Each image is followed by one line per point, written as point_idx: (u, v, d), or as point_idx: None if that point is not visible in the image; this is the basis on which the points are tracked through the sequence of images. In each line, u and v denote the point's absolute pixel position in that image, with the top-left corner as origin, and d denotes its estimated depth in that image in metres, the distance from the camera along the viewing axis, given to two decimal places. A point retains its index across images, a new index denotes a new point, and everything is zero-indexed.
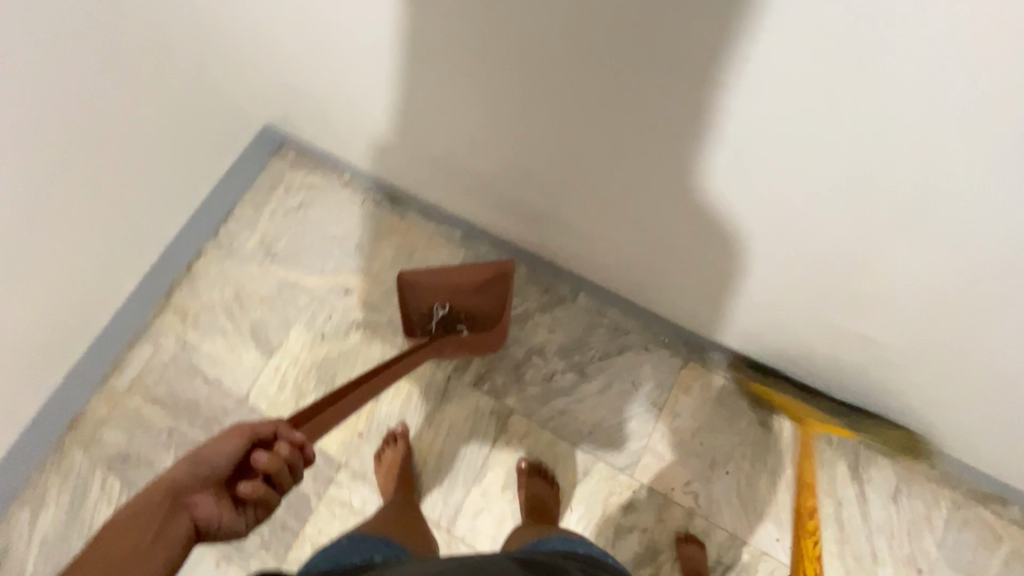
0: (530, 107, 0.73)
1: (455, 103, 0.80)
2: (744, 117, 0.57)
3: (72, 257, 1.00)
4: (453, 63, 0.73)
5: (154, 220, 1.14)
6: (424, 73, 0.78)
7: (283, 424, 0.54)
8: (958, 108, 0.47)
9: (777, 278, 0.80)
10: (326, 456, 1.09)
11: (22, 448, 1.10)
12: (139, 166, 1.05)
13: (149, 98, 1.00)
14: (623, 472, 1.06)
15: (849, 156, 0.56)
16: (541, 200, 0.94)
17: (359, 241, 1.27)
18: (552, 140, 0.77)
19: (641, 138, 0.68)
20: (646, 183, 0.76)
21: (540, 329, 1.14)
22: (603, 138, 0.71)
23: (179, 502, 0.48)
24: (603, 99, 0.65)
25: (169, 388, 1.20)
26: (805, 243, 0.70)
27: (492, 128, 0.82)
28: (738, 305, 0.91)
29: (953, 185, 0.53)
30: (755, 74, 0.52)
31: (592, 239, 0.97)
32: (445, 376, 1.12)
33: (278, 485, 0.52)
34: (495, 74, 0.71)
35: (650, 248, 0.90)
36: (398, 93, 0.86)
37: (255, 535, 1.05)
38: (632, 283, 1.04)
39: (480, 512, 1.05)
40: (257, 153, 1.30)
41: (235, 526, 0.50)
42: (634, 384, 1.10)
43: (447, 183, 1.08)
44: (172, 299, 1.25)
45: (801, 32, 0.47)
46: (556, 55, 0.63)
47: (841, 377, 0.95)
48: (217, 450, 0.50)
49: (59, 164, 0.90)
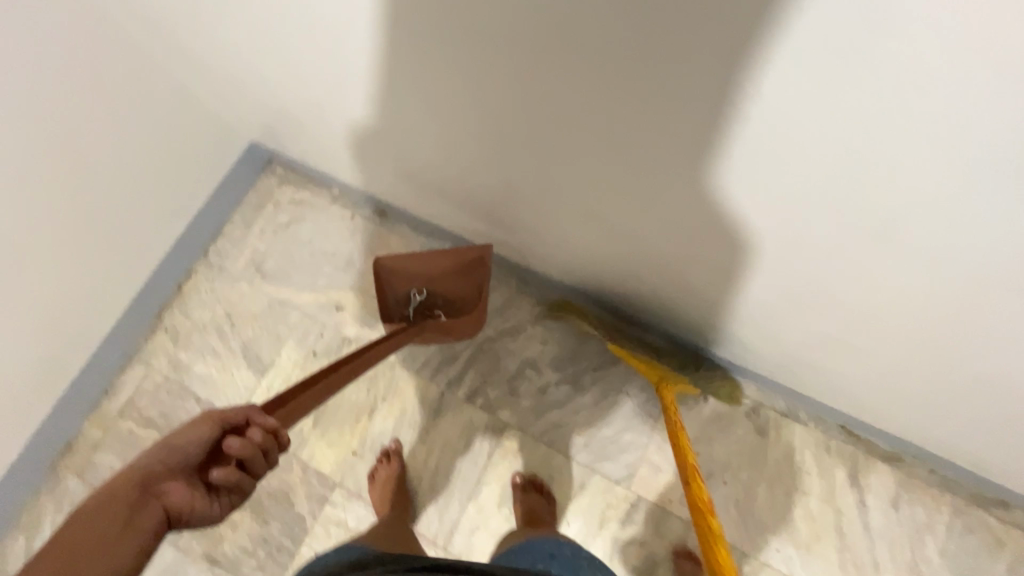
0: (520, 122, 0.73)
1: (440, 116, 0.80)
2: (730, 131, 0.57)
3: (64, 283, 1.00)
4: (433, 77, 0.73)
5: (141, 242, 1.14)
6: (404, 86, 0.78)
7: (255, 411, 0.54)
8: (933, 127, 0.46)
9: (763, 282, 0.79)
10: (320, 476, 1.08)
11: (16, 475, 1.09)
12: (128, 188, 1.05)
13: (133, 119, 1.00)
14: (619, 484, 1.04)
15: (830, 169, 0.56)
16: (529, 211, 0.94)
17: (349, 256, 1.26)
18: (539, 151, 0.77)
19: (625, 148, 0.68)
20: (635, 195, 0.76)
21: (533, 341, 1.13)
22: (588, 150, 0.72)
23: (150, 491, 0.48)
24: (588, 112, 0.65)
25: (162, 410, 1.19)
26: (806, 254, 0.69)
27: (479, 141, 0.82)
28: (735, 315, 0.91)
29: (932, 199, 0.53)
30: (738, 90, 0.52)
31: (582, 250, 0.97)
32: (438, 391, 1.11)
33: (252, 471, 0.52)
34: (478, 90, 0.71)
35: (639, 257, 0.90)
36: (380, 106, 0.86)
37: (251, 557, 1.04)
38: (622, 291, 1.03)
39: (476, 528, 1.04)
40: (245, 170, 1.29)
41: (210, 512, 0.50)
42: (630, 395, 1.09)
43: (435, 196, 1.07)
44: (163, 320, 1.24)
45: (780, 51, 0.46)
46: (537, 71, 0.63)
47: (836, 383, 0.94)
48: (186, 437, 0.51)
49: (38, 191, 0.89)
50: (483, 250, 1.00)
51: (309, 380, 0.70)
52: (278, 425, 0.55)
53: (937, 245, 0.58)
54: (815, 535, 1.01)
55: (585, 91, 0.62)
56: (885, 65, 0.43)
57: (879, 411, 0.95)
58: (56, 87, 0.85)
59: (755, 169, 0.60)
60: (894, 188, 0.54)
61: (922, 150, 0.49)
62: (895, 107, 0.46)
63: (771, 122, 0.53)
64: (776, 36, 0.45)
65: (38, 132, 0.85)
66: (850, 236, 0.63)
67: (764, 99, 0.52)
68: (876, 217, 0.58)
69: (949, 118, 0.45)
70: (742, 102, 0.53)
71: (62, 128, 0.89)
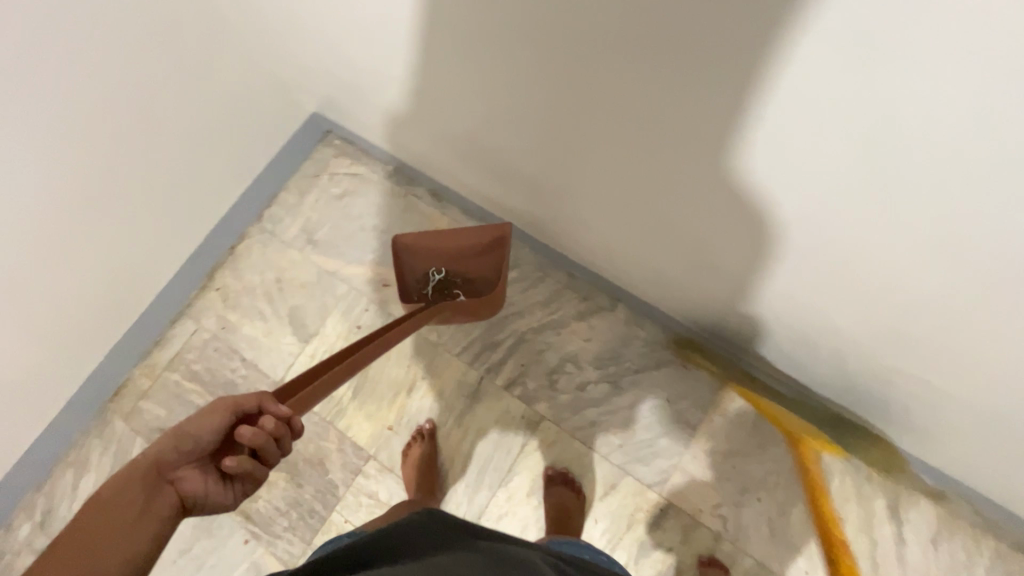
0: (560, 107, 0.72)
1: (483, 95, 0.80)
2: (773, 137, 0.55)
3: (125, 237, 1.04)
4: (478, 56, 0.72)
5: (200, 203, 1.16)
6: (454, 66, 0.78)
7: (268, 399, 0.55)
8: (988, 147, 0.43)
9: (805, 290, 0.77)
10: (355, 447, 1.11)
11: (68, 415, 1.15)
12: (192, 150, 1.07)
13: (203, 83, 1.01)
14: (651, 489, 1.04)
15: (881, 170, 0.52)
16: (569, 198, 0.93)
17: (398, 233, 1.27)
18: (578, 137, 0.76)
19: (663, 132, 0.65)
20: (676, 189, 0.74)
21: (576, 336, 1.12)
22: (626, 133, 0.69)
23: (164, 478, 0.50)
24: (631, 102, 0.64)
25: (208, 366, 1.23)
26: (860, 270, 0.66)
27: (519, 122, 0.81)
28: (779, 323, 0.88)
29: (992, 216, 0.49)
30: (780, 94, 0.51)
31: (618, 238, 0.96)
32: (477, 375, 1.12)
33: (264, 460, 0.54)
34: (514, 62, 0.70)
35: (676, 249, 0.88)
36: (441, 88, 0.85)
37: (283, 517, 1.08)
38: (653, 280, 1.01)
39: (504, 515, 1.05)
40: (304, 139, 1.30)
41: (222, 499, 0.52)
42: (669, 401, 1.08)
43: (483, 176, 1.06)
44: (214, 279, 1.27)
45: (823, 61, 0.45)
46: (579, 58, 0.62)
47: (887, 416, 0.92)
48: (200, 425, 0.52)
49: (104, 150, 0.91)
50: (502, 229, 0.98)
51: (323, 365, 0.71)
52: (291, 413, 0.56)
53: (1007, 276, 0.54)
54: (846, 563, 1.00)
55: (622, 69, 0.60)
56: (932, 83, 0.41)
57: (930, 448, 0.92)
58: (132, 48, 0.86)
59: (800, 175, 0.58)
60: (941, 204, 0.51)
61: (975, 165, 0.45)
62: (946, 123, 0.44)
63: (812, 116, 0.51)
64: (817, 44, 0.44)
65: (112, 89, 0.87)
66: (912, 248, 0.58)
67: (801, 91, 0.49)
68: (934, 238, 0.55)
69: (1007, 127, 0.41)
70: (785, 107, 0.51)
71: (138, 89, 0.91)
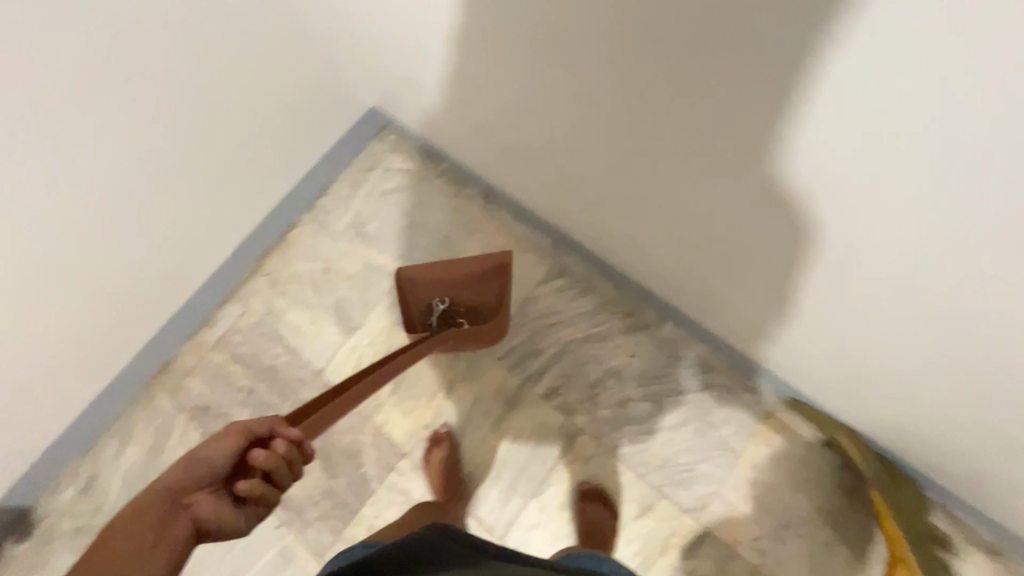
0: (592, 110, 0.69)
1: (517, 94, 0.77)
2: (818, 160, 0.51)
3: (185, 225, 1.05)
4: (510, 57, 0.69)
5: (258, 194, 1.17)
6: (489, 67, 0.75)
7: (279, 423, 0.59)
8: None
9: (857, 322, 0.71)
10: (391, 443, 1.11)
11: (117, 387, 1.18)
12: (256, 145, 1.07)
13: (275, 83, 1.00)
14: (688, 514, 1.02)
15: (915, 199, 0.48)
16: (604, 202, 0.89)
17: (447, 233, 1.27)
18: (612, 143, 0.72)
19: (688, 143, 0.63)
20: (716, 205, 0.70)
21: (619, 351, 1.11)
22: (663, 143, 0.65)
23: (180, 502, 0.54)
24: (667, 112, 0.60)
25: (252, 349, 1.25)
26: (919, 305, 0.61)
27: (551, 124, 0.78)
28: (834, 361, 0.83)
29: None
30: (826, 114, 0.46)
31: (655, 247, 0.92)
32: (517, 382, 1.11)
33: (276, 483, 0.57)
34: (544, 64, 0.67)
35: (716, 264, 0.83)
36: (487, 95, 0.83)
37: (315, 506, 1.09)
38: (689, 292, 0.96)
39: (534, 526, 1.04)
40: (361, 132, 1.30)
41: (234, 522, 0.55)
42: (712, 426, 1.05)
43: (530, 180, 1.04)
44: (264, 265, 1.30)
45: (874, 79, 0.40)
46: (612, 61, 0.58)
47: (949, 469, 0.87)
48: (213, 449, 0.55)
49: (178, 142, 0.92)
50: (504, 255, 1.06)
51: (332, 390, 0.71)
52: (301, 438, 0.60)
53: None
54: None
55: (656, 77, 0.56)
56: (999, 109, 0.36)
57: (994, 504, 0.87)
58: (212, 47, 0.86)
59: (851, 198, 0.53)
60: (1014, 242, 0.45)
61: None
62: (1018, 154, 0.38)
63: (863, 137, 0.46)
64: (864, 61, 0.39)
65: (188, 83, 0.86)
66: (977, 288, 0.53)
67: (850, 112, 0.44)
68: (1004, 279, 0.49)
69: None
70: (831, 129, 0.47)
71: (211, 88, 0.90)
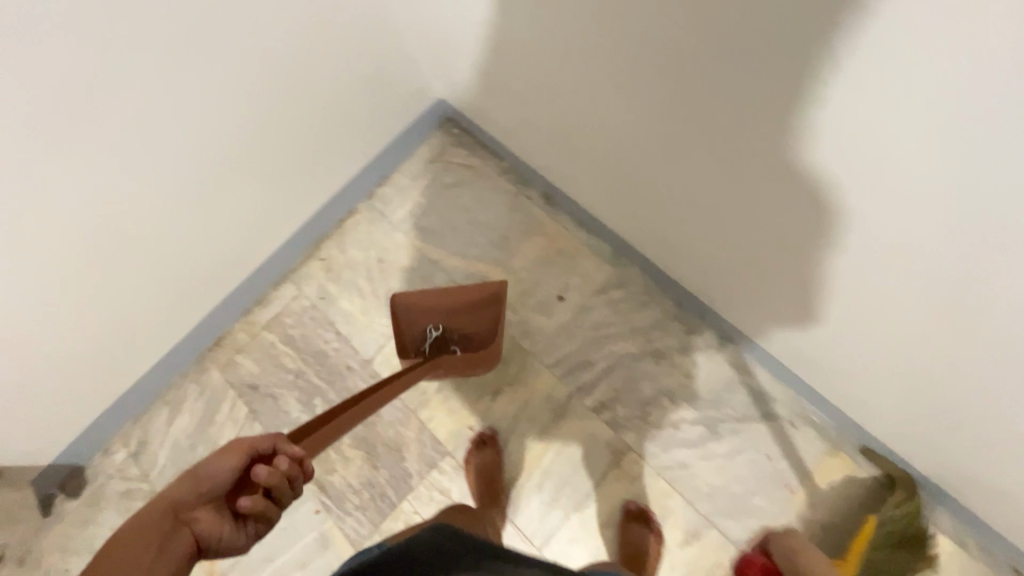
0: (685, 105, 0.66)
1: (602, 85, 0.75)
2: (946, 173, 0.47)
3: (251, 203, 1.06)
4: (605, 42, 0.68)
5: (321, 178, 1.17)
6: (578, 54, 0.73)
7: (283, 441, 0.59)
8: None
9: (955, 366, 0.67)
10: (435, 441, 1.11)
11: (173, 358, 1.21)
12: (326, 129, 1.07)
13: (351, 68, 1.00)
14: (736, 546, 0.99)
15: (995, 216, 0.47)
16: (676, 207, 0.87)
17: (504, 232, 1.24)
18: (699, 142, 0.70)
19: (770, 144, 0.61)
20: (803, 217, 0.67)
21: (676, 371, 1.07)
22: (756, 146, 0.63)
23: (180, 519, 0.53)
24: (770, 112, 0.57)
25: (302, 332, 1.26)
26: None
27: (635, 117, 0.76)
28: (916, 406, 0.78)
29: None
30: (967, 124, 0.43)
31: (722, 258, 0.88)
32: (567, 392, 1.10)
33: (278, 500, 0.57)
34: (641, 53, 0.65)
35: (789, 281, 0.80)
36: (572, 88, 0.81)
37: (355, 495, 1.10)
38: (750, 307, 0.93)
39: (575, 540, 1.03)
40: (426, 123, 1.29)
41: (235, 538, 0.55)
42: (768, 458, 1.02)
43: (598, 186, 1.01)
44: (320, 249, 1.30)
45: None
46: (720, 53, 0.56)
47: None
48: (217, 466, 0.55)
49: (254, 124, 0.93)
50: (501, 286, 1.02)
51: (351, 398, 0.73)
52: (303, 455, 0.60)
53: None
54: None
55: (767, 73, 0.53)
56: None
57: None
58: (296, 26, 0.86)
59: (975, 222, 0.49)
60: None
61: None
62: None
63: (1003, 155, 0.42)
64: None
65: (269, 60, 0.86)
66: None
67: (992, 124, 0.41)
68: None
69: None
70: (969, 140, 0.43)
71: (290, 67, 0.91)
